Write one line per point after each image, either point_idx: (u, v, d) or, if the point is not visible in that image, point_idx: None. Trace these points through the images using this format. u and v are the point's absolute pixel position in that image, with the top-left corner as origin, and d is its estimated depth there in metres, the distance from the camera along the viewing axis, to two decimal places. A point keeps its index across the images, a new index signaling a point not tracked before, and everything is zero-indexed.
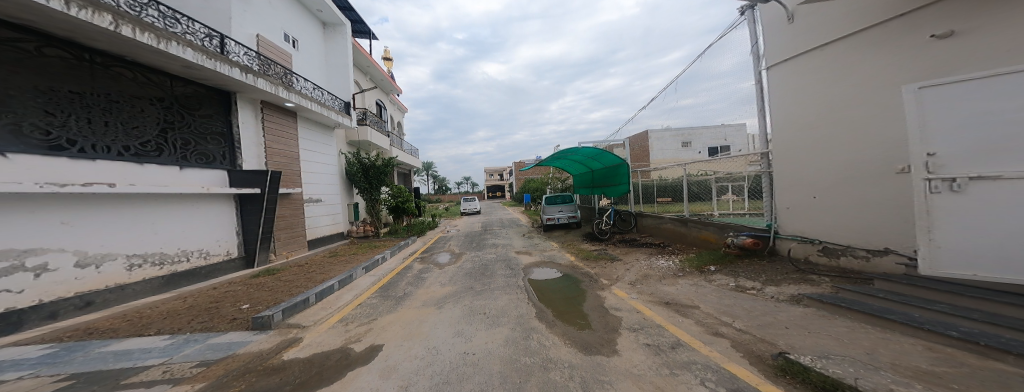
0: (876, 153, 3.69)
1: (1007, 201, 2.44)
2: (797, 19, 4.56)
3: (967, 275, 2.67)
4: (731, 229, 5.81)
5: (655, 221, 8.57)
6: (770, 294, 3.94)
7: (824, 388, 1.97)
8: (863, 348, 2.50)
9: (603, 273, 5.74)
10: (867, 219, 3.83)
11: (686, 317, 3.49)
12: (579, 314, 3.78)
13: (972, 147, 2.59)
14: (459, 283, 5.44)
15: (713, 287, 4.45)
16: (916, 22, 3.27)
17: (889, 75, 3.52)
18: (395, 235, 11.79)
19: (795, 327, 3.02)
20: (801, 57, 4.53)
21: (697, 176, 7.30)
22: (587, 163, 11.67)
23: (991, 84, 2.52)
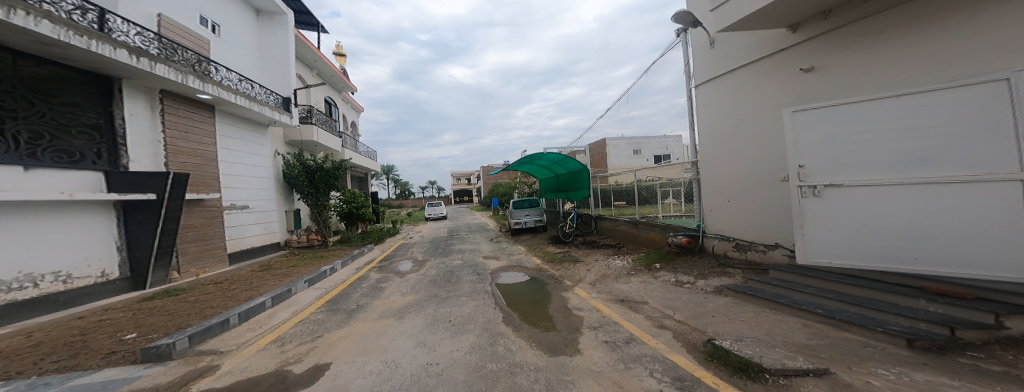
0: (770, 164, 4.38)
1: (850, 205, 3.11)
2: (718, 46, 5.23)
3: (825, 262, 3.32)
4: (672, 228, 6.47)
5: (612, 223, 9.08)
6: (701, 287, 4.44)
7: (739, 368, 2.26)
8: (763, 329, 2.94)
9: (567, 274, 5.96)
10: (764, 219, 4.53)
11: (637, 313, 3.77)
12: (545, 316, 3.85)
13: (826, 161, 3.23)
14: (421, 292, 5.15)
15: (658, 283, 4.88)
16: (795, 57, 3.98)
17: (778, 99, 4.22)
18: (345, 243, 10.73)
19: (719, 315, 3.44)
20: (719, 79, 5.24)
21: (645, 181, 7.96)
22: (551, 169, 12.04)
23: (836, 112, 3.17)
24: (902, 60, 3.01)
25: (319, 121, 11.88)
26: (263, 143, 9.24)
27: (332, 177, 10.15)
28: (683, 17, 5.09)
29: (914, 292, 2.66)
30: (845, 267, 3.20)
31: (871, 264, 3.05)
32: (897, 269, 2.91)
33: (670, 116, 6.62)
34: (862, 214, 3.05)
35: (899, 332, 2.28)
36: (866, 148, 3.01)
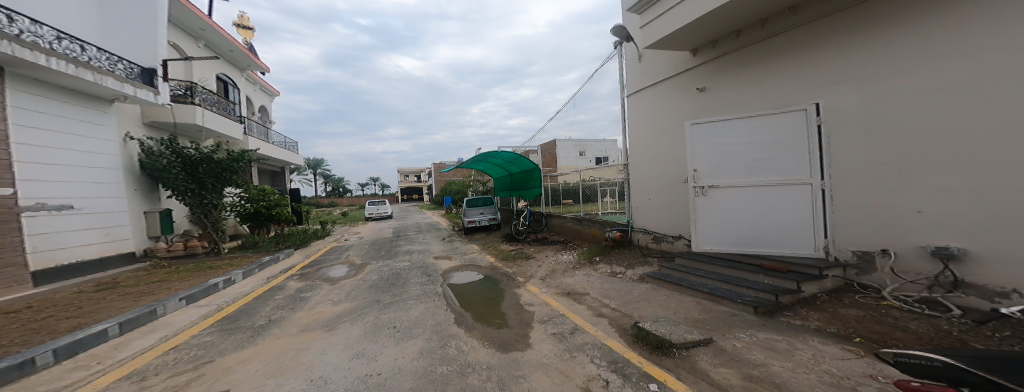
0: (675, 168, 5.06)
1: (725, 202, 3.81)
2: (638, 60, 5.68)
3: (707, 249, 4.02)
4: (607, 224, 6.96)
5: (560, 220, 9.07)
6: (630, 276, 4.71)
7: (656, 346, 2.53)
8: (671, 309, 3.30)
9: (520, 271, 5.55)
10: (671, 215, 5.22)
11: (580, 303, 3.79)
12: (497, 313, 3.54)
13: (710, 166, 3.90)
14: (364, 297, 4.26)
15: (598, 275, 4.99)
16: (691, 78, 4.64)
17: (679, 112, 4.87)
18: (247, 249, 8.88)
19: (642, 300, 3.71)
20: (637, 92, 5.78)
21: (588, 180, 8.35)
22: (506, 167, 11.12)
23: (717, 126, 3.83)
24: (761, 89, 3.73)
25: (205, 102, 9.26)
26: (108, 122, 6.52)
27: (226, 170, 7.74)
28: (618, 30, 5.50)
29: (756, 269, 3.39)
30: (719, 252, 3.92)
31: (733, 248, 3.79)
32: (749, 251, 3.67)
33: (608, 122, 6.87)
34: (732, 210, 3.77)
35: (750, 302, 2.90)
36: (736, 158, 3.71)
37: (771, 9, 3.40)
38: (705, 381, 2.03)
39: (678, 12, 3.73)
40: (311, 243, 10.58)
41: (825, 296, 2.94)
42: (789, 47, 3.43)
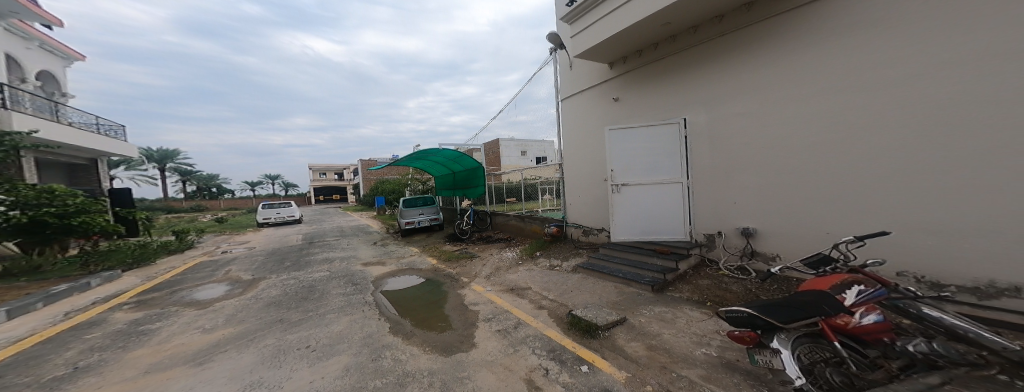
0: (598, 169, 5.57)
1: (636, 199, 4.32)
2: (568, 67, 6.06)
3: (620, 239, 4.53)
4: (547, 219, 7.15)
5: (504, 218, 8.80)
6: (566, 268, 4.97)
7: (586, 330, 2.75)
8: (598, 295, 3.63)
9: (464, 271, 5.39)
10: (597, 210, 5.71)
11: (522, 299, 3.85)
12: (440, 317, 3.40)
13: (624, 167, 4.36)
14: (264, 317, 3.53)
15: (538, 269, 5.12)
16: (609, 88, 5.13)
17: (600, 118, 5.37)
18: (18, 279, 5.30)
19: (576, 289, 3.96)
20: (567, 98, 6.12)
21: (530, 180, 8.51)
22: (447, 165, 10.64)
23: (630, 133, 4.30)
24: (661, 100, 4.32)
25: None
26: None
27: None
28: (552, 37, 5.85)
29: (651, 252, 4.03)
30: (625, 240, 4.48)
31: (637, 237, 4.37)
32: (646, 238, 4.32)
33: (548, 124, 6.91)
34: (640, 205, 4.30)
35: (650, 282, 3.48)
36: (643, 160, 4.25)
37: (666, 34, 4.01)
38: (624, 357, 2.32)
39: (601, 26, 4.09)
40: (159, 260, 7.21)
41: (691, 271, 3.74)
42: (677, 67, 4.09)
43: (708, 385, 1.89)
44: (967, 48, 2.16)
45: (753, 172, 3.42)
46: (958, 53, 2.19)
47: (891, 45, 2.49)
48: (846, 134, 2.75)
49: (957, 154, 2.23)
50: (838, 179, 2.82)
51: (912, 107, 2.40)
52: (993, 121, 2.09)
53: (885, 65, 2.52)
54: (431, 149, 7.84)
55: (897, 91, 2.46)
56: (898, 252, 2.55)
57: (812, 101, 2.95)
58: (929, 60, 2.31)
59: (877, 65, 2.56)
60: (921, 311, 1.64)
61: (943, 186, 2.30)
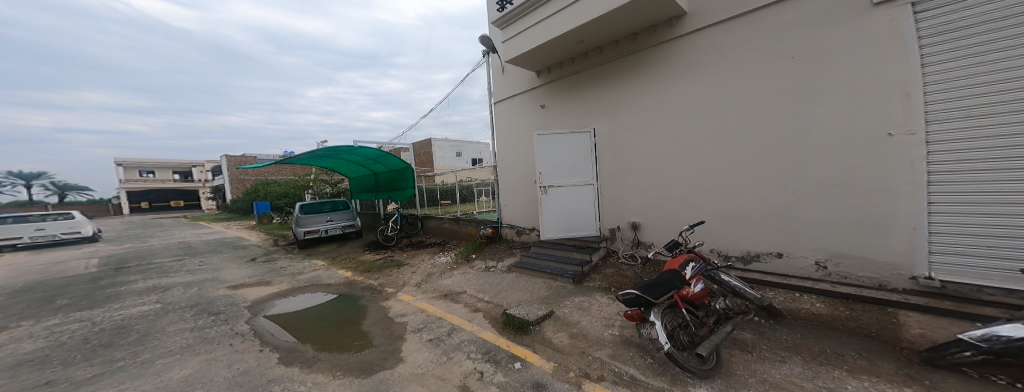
0: (528, 173, 5.82)
1: (562, 200, 4.57)
2: (500, 71, 6.13)
3: (549, 238, 4.69)
4: (482, 221, 7.13)
5: (437, 221, 8.46)
6: (501, 268, 5.02)
7: (519, 327, 2.81)
8: (530, 292, 3.76)
9: (389, 281, 4.96)
10: (530, 210, 5.91)
11: (457, 303, 3.73)
12: (357, 334, 3.06)
13: (552, 170, 4.54)
14: (18, 380, 2.44)
15: (474, 272, 5.05)
16: (537, 96, 5.39)
17: (529, 124, 5.61)
18: None
19: (511, 287, 4.02)
20: (499, 103, 6.18)
21: (466, 181, 8.34)
22: (367, 165, 9.64)
23: (556, 139, 4.52)
24: (580, 110, 4.68)
25: None
26: None
27: None
28: (484, 40, 5.85)
29: (572, 247, 4.35)
30: (552, 238, 4.67)
31: (559, 234, 4.64)
32: (569, 235, 4.62)
33: None
34: (567, 207, 4.57)
35: (574, 276, 3.77)
36: (564, 164, 4.56)
37: (580, 50, 4.39)
38: (551, 348, 2.45)
39: (530, 33, 4.25)
40: None
41: (602, 262, 4.22)
42: (588, 81, 4.54)
43: (615, 362, 2.12)
44: (773, 87, 2.98)
45: (639, 176, 4.06)
46: (769, 90, 3.01)
47: (735, 79, 3.21)
48: (710, 147, 3.41)
49: (764, 165, 3.08)
50: (694, 183, 3.57)
51: (736, 129, 3.23)
52: (762, 143, 3.08)
53: (712, 95, 3.37)
54: (342, 145, 7.01)
55: (736, 115, 3.21)
56: (729, 239, 3.37)
57: (671, 118, 3.70)
58: (752, 93, 3.11)
59: (723, 93, 3.29)
60: (720, 278, 2.47)
61: (761, 189, 3.12)
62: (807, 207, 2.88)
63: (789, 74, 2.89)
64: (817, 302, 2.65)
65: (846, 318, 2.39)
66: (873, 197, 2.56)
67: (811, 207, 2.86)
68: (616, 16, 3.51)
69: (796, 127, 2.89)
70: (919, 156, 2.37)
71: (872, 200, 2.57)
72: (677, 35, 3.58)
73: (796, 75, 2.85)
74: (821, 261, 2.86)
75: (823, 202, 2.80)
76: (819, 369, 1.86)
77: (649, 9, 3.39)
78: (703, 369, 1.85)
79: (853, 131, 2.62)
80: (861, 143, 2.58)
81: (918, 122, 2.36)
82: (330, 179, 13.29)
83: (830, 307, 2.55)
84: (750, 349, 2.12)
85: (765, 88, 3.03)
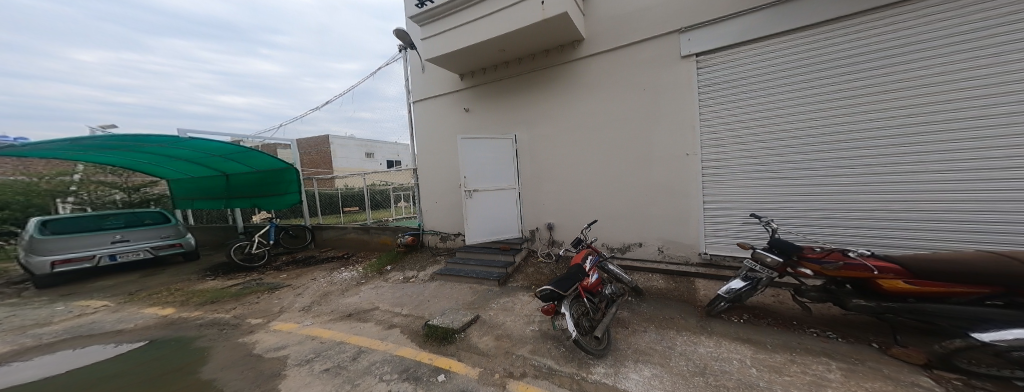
0: (450, 176, 5.71)
1: (487, 204, 4.58)
2: (421, 69, 5.77)
3: (479, 242, 4.59)
4: (393, 229, 6.54)
5: (337, 231, 7.29)
6: (423, 277, 4.75)
7: (444, 337, 2.69)
8: (456, 298, 3.66)
9: (264, 307, 4.03)
10: (455, 214, 5.77)
11: (367, 323, 3.33)
12: (205, 382, 2.36)
13: (476, 174, 4.49)
14: None
15: (390, 284, 4.63)
16: (461, 99, 5.32)
17: (454, 127, 5.49)
18: None
19: (434, 297, 3.82)
20: (420, 102, 5.80)
21: (379, 185, 7.55)
22: (218, 164, 6.74)
23: (481, 144, 4.51)
24: (506, 115, 4.81)
25: None
26: None
27: None
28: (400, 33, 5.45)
29: (497, 250, 4.44)
30: (480, 244, 4.62)
31: (486, 239, 4.62)
32: (495, 238, 4.66)
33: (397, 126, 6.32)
34: (493, 212, 4.62)
35: (500, 277, 3.86)
36: (488, 169, 4.57)
37: (501, 59, 4.54)
38: (476, 353, 2.42)
39: (455, 34, 4.15)
40: None
41: (524, 261, 4.43)
42: (512, 88, 4.70)
43: (535, 356, 2.24)
44: (637, 111, 3.73)
45: (556, 182, 4.40)
46: (637, 113, 3.73)
47: (615, 101, 3.87)
48: (605, 156, 3.98)
49: (626, 173, 3.85)
50: (595, 187, 4.08)
51: (614, 143, 3.91)
52: (622, 156, 3.86)
53: (597, 113, 4.00)
54: (153, 134, 4.34)
55: (609, 132, 3.93)
56: (610, 232, 4.03)
57: (568, 130, 4.25)
58: (626, 115, 3.81)
59: (609, 112, 3.91)
60: (608, 267, 2.86)
61: (621, 192, 3.90)
62: (649, 206, 3.74)
63: (641, 102, 3.69)
64: (660, 279, 3.42)
65: (671, 288, 3.19)
66: (681, 198, 3.55)
67: (651, 206, 3.73)
68: (530, 32, 3.79)
69: (644, 144, 3.71)
70: (696, 170, 3.46)
71: (674, 200, 3.59)
72: (590, 54, 3.98)
73: (650, 103, 3.64)
74: (659, 247, 3.73)
75: (653, 202, 3.71)
76: (664, 332, 2.40)
77: (567, 28, 3.73)
78: (600, 348, 2.12)
79: (665, 149, 3.59)
80: (662, 156, 3.62)
81: (694, 147, 3.45)
82: (120, 180, 7.50)
83: (668, 281, 3.36)
84: (626, 325, 2.54)
85: (632, 112, 3.76)
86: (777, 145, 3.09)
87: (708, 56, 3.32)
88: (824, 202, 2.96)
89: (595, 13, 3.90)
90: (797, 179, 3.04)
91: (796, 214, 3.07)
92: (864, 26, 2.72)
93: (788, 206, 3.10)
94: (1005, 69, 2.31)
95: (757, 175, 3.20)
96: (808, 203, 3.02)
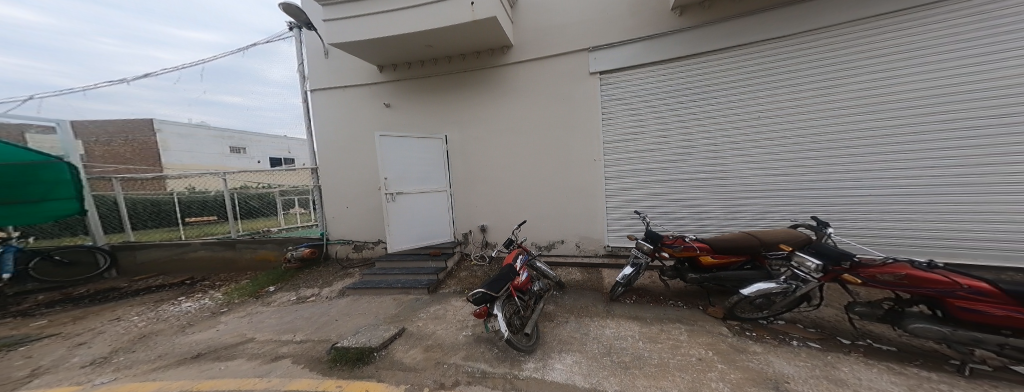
0: (365, 178, 5.13)
1: (410, 208, 4.30)
2: (323, 55, 4.98)
3: (405, 249, 4.28)
4: (270, 243, 5.16)
5: (162, 251, 5.14)
6: (327, 295, 4.01)
7: (358, 358, 2.41)
8: (373, 314, 3.30)
9: (58, 359, 2.80)
10: (372, 221, 5.21)
11: (234, 360, 2.59)
12: None
13: (398, 175, 4.18)
14: None
15: (272, 309, 3.72)
16: (379, 93, 4.86)
17: (370, 123, 4.95)
18: None
19: (342, 316, 3.31)
20: (326, 90, 5.01)
21: (255, 188, 6.04)
22: None
23: (406, 143, 4.23)
24: (432, 114, 4.66)
25: None
26: None
27: None
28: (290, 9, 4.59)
29: (426, 256, 4.23)
30: (406, 251, 4.34)
31: (413, 245, 4.34)
32: (423, 244, 4.42)
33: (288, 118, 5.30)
34: (419, 216, 4.37)
35: (428, 284, 3.69)
36: (415, 170, 4.32)
37: (429, 54, 4.38)
38: (400, 371, 2.25)
39: (374, 20, 3.80)
40: None
41: (456, 266, 4.33)
42: (438, 88, 4.58)
43: (469, 362, 2.22)
44: (557, 119, 4.08)
45: (487, 184, 4.48)
46: (557, 120, 4.08)
47: (539, 108, 4.15)
48: (530, 159, 4.24)
49: (550, 176, 4.16)
50: (522, 188, 4.29)
51: (538, 148, 4.18)
52: (546, 160, 4.16)
53: (524, 118, 4.22)
54: None
55: (535, 137, 4.19)
56: (539, 232, 4.27)
57: (498, 133, 4.36)
58: (548, 122, 4.12)
59: (535, 118, 4.17)
60: (536, 265, 3.02)
61: (546, 193, 4.20)
62: (569, 206, 4.12)
63: (561, 111, 4.05)
64: (578, 271, 3.80)
65: (587, 279, 3.57)
66: (592, 198, 4.02)
67: (568, 205, 4.12)
68: (460, 30, 3.75)
69: (563, 150, 4.08)
70: (601, 174, 3.96)
71: (590, 201, 4.03)
72: (517, 61, 4.17)
73: (567, 111, 4.02)
74: (577, 242, 4.15)
75: (570, 202, 4.11)
76: (582, 320, 2.68)
77: (496, 33, 3.85)
78: (530, 344, 2.25)
79: (584, 154, 4.00)
80: (582, 163, 4.02)
81: (600, 154, 3.95)
82: None
83: (583, 272, 3.77)
84: (552, 318, 2.74)
85: (553, 119, 4.09)
86: (669, 154, 3.69)
87: (611, 73, 3.83)
88: (704, 202, 3.63)
89: (522, 22, 4.10)
90: (676, 182, 3.69)
91: (678, 211, 3.73)
92: (729, 59, 3.43)
93: (676, 205, 3.72)
94: (795, 103, 3.25)
95: (653, 179, 3.77)
96: (691, 203, 3.67)
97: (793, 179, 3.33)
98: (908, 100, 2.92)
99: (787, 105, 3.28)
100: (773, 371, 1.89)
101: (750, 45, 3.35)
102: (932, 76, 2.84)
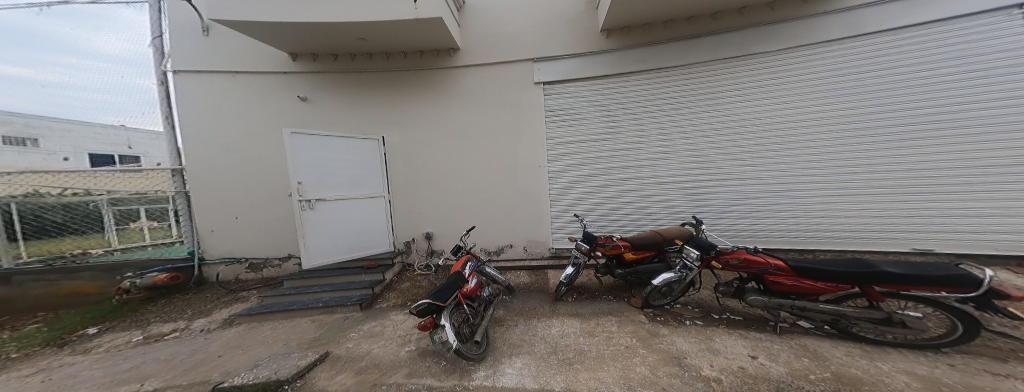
0: (267, 181, 4.27)
1: (332, 215, 3.82)
2: (202, 32, 4.12)
3: (324, 263, 3.78)
4: (86, 271, 3.72)
5: None
6: (198, 328, 3.15)
7: None
8: (279, 341, 2.81)
9: None
10: (272, 235, 4.33)
11: None
12: None
13: (315, 179, 3.68)
14: None
15: (92, 357, 2.70)
16: (291, 84, 4.22)
17: (274, 118, 4.24)
18: None
19: (229, 350, 2.71)
20: (210, 74, 4.15)
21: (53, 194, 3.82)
22: None
23: (326, 143, 3.77)
24: (363, 112, 4.27)
25: None
26: None
27: None
28: None
29: (359, 270, 3.83)
30: (330, 265, 3.85)
31: (340, 257, 3.90)
32: (353, 256, 4.00)
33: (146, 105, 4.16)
34: (343, 225, 3.91)
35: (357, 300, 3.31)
36: (342, 174, 3.90)
37: (362, 49, 4.04)
38: None
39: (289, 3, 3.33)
40: None
41: (396, 277, 4.02)
42: (371, 85, 4.24)
43: (412, 379, 2.08)
44: (500, 125, 4.15)
45: (429, 190, 4.29)
46: (501, 126, 4.15)
47: (481, 113, 4.16)
48: (472, 163, 4.21)
49: (491, 181, 4.19)
50: (464, 193, 4.25)
51: (480, 153, 4.19)
52: (489, 165, 4.19)
53: (468, 123, 4.18)
54: None
55: (478, 142, 4.19)
56: (487, 237, 4.26)
57: (441, 137, 4.23)
58: (489, 127, 4.16)
59: (477, 123, 4.17)
60: (485, 270, 3.00)
61: (489, 197, 4.22)
62: (513, 210, 4.21)
63: (504, 117, 4.13)
64: (526, 274, 3.91)
65: (534, 282, 3.67)
66: (538, 203, 4.16)
67: (507, 209, 4.21)
68: (397, 26, 3.54)
69: (502, 155, 4.16)
70: (544, 179, 4.12)
71: (536, 205, 4.16)
72: (459, 66, 4.14)
73: (508, 117, 4.13)
74: (524, 245, 4.25)
75: (511, 206, 4.20)
76: (531, 320, 2.76)
77: (433, 34, 3.75)
78: (480, 352, 2.21)
79: (524, 160, 4.14)
80: (526, 168, 4.15)
81: (543, 160, 4.11)
82: None
83: (532, 275, 3.88)
84: (502, 322, 2.74)
85: (496, 125, 4.15)
86: (599, 161, 3.99)
87: (549, 85, 4.06)
88: (635, 205, 3.93)
89: (467, 26, 4.09)
90: (605, 187, 3.99)
91: (607, 215, 4.03)
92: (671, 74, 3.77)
93: (607, 209, 4.01)
94: (727, 117, 3.66)
95: (587, 185, 4.03)
96: (621, 206, 3.98)
97: (701, 185, 3.77)
98: (812, 121, 3.45)
99: (690, 122, 3.75)
100: (675, 349, 2.23)
101: (661, 68, 3.78)
102: (828, 102, 3.40)
